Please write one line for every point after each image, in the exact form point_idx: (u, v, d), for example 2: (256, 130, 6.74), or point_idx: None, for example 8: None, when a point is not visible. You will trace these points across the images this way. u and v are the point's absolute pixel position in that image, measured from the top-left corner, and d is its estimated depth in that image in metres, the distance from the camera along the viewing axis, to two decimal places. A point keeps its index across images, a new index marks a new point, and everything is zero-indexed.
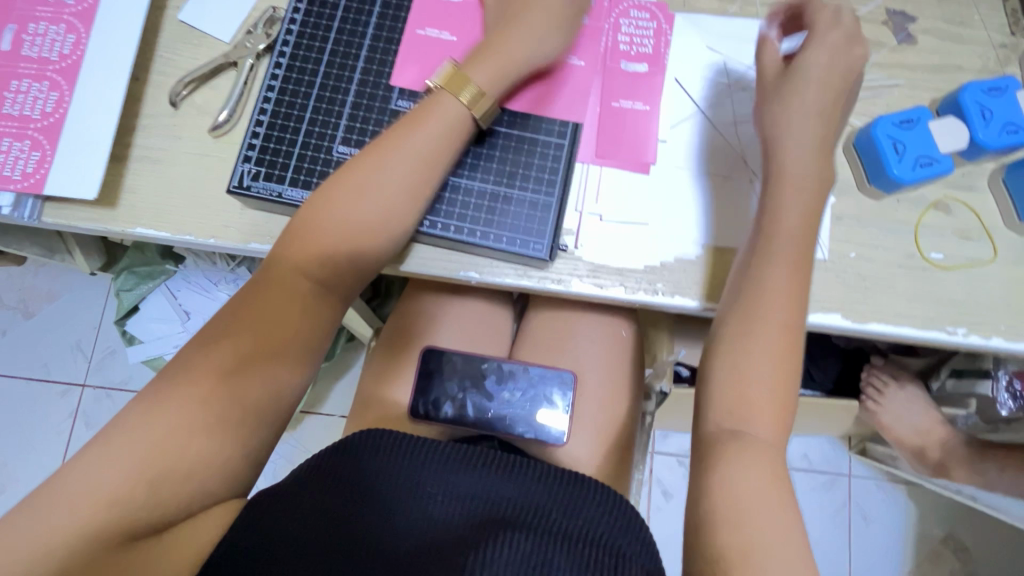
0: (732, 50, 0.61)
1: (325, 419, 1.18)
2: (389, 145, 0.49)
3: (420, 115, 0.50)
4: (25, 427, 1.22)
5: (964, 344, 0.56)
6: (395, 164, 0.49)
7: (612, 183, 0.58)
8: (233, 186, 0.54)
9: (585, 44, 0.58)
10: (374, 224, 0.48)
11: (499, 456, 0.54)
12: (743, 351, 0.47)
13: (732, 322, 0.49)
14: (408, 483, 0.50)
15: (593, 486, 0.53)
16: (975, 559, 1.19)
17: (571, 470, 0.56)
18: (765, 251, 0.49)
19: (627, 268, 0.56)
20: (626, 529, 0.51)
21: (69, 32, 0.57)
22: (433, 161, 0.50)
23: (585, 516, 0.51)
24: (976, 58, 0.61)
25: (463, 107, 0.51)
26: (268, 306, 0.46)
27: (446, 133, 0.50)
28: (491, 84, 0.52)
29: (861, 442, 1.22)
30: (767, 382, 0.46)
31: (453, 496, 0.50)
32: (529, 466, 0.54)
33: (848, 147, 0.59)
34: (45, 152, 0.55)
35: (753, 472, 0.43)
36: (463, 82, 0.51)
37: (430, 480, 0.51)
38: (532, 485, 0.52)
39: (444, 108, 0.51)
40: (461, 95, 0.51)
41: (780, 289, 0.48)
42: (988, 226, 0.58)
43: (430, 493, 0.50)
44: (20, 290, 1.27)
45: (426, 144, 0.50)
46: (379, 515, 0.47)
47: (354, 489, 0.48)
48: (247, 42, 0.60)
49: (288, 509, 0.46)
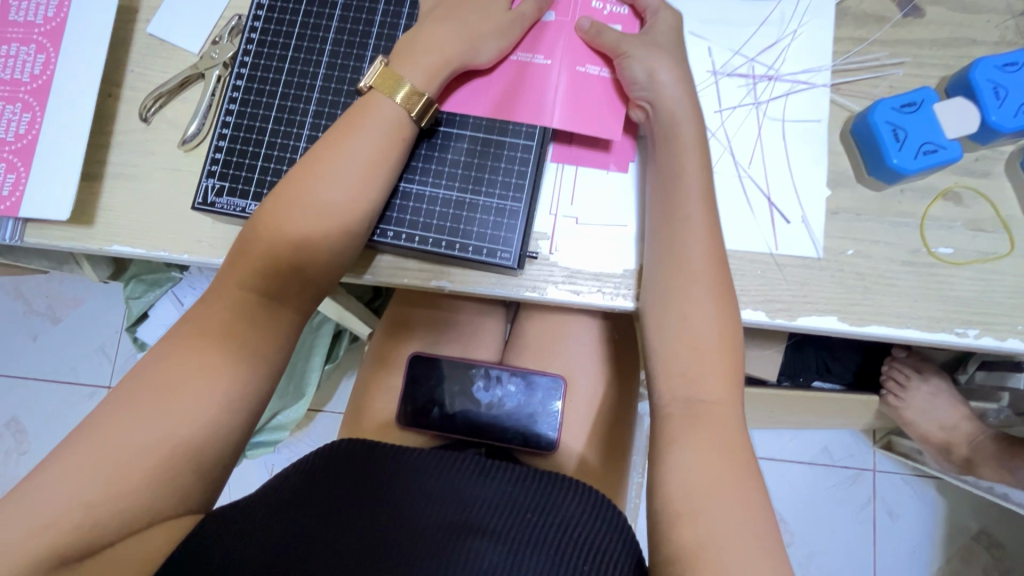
0: (721, 33, 0.57)
1: (333, 417, 1.19)
2: (332, 153, 0.48)
3: (362, 118, 0.49)
4: (57, 428, 1.27)
5: (975, 347, 0.52)
6: (341, 178, 0.47)
7: (587, 185, 0.55)
8: (198, 202, 0.54)
9: (549, 38, 0.54)
10: (319, 233, 0.47)
11: (476, 460, 0.51)
12: (675, 363, 0.46)
13: (663, 339, 0.47)
14: (380, 489, 0.47)
15: (570, 482, 0.50)
16: (1011, 557, 1.12)
17: (549, 470, 0.51)
18: (682, 268, 0.47)
19: (605, 274, 0.54)
20: (609, 527, 0.47)
21: (39, 52, 0.57)
22: (376, 172, 0.48)
23: (564, 517, 0.46)
24: (992, 29, 0.56)
25: (399, 110, 0.49)
26: (218, 323, 0.45)
27: (383, 140, 0.49)
28: (428, 84, 0.50)
29: (886, 436, 1.14)
30: (699, 359, 0.46)
31: (419, 505, 0.46)
32: (502, 469, 0.50)
33: (846, 135, 0.55)
34: (19, 174, 0.55)
35: (718, 488, 0.42)
36: (395, 83, 0.49)
37: (394, 488, 0.47)
38: (510, 486, 0.49)
39: (385, 110, 0.49)
40: (394, 96, 0.49)
41: (695, 250, 0.47)
42: (1005, 215, 0.53)
43: (403, 501, 0.46)
44: (47, 296, 1.32)
45: (371, 148, 0.48)
46: (349, 526, 0.43)
47: (321, 500, 0.45)
48: (214, 52, 0.59)
49: (251, 522, 0.42)
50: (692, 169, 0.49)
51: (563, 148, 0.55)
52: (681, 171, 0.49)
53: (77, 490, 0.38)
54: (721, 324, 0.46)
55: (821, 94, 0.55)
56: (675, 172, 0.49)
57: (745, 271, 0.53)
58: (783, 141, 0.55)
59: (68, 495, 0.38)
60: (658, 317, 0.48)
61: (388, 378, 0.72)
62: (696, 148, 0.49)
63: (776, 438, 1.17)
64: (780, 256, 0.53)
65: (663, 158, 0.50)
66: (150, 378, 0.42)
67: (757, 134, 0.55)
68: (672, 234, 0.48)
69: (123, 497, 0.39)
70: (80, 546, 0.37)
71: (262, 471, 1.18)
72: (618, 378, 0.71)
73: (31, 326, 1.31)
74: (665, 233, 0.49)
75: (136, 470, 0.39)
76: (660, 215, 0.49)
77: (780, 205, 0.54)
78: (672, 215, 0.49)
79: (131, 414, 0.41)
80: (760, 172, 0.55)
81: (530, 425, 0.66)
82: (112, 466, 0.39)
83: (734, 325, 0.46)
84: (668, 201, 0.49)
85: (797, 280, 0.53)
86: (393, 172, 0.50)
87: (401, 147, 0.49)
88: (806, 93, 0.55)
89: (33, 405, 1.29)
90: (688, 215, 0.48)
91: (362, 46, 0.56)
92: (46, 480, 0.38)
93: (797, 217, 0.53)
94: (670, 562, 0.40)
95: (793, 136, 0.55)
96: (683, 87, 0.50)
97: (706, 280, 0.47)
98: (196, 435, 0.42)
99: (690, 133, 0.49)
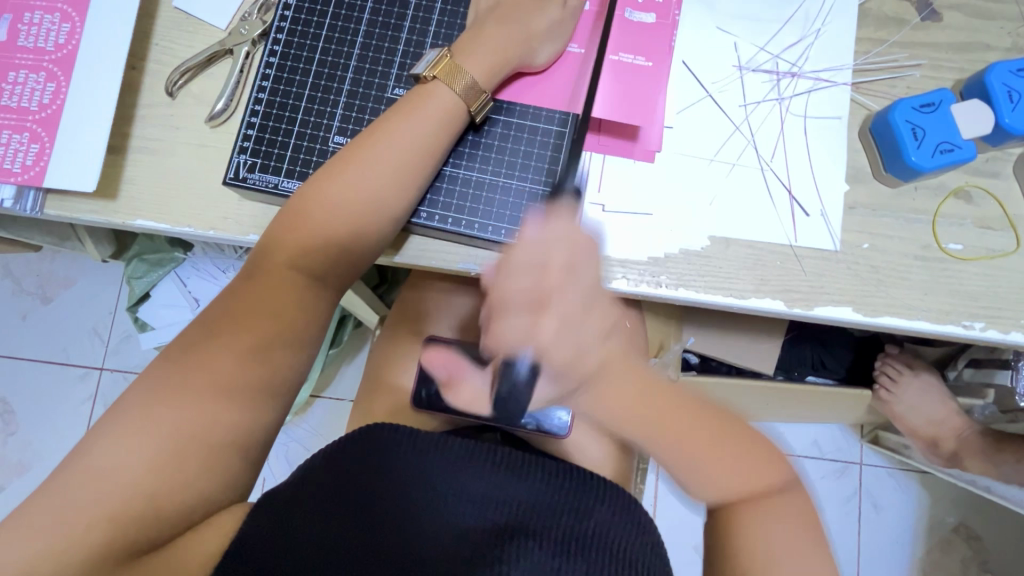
0: (747, 29, 0.59)
1: (335, 402, 1.19)
2: (388, 138, 0.49)
3: (415, 105, 0.50)
4: (49, 409, 1.25)
5: (980, 339, 0.54)
6: (393, 164, 0.49)
7: (615, 172, 0.56)
8: (229, 177, 0.55)
9: (586, 28, 0.56)
10: (370, 219, 0.48)
11: (509, 453, 0.51)
12: None
13: None
14: (414, 481, 0.47)
15: (601, 485, 0.50)
16: (989, 547, 1.17)
17: (581, 468, 0.52)
18: None
19: (630, 260, 0.55)
20: (640, 530, 0.48)
21: (63, 21, 0.56)
22: (423, 160, 0.50)
23: (598, 519, 0.47)
24: (1005, 35, 0.58)
25: (457, 100, 0.51)
26: (261, 300, 0.45)
27: (438, 130, 0.50)
28: (487, 80, 0.52)
29: (873, 430, 1.19)
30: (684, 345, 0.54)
31: (458, 499, 0.46)
32: (537, 465, 0.50)
33: (865, 132, 0.56)
34: (43, 144, 0.55)
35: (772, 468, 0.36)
36: (455, 73, 0.51)
37: (432, 482, 0.47)
38: (542, 482, 0.49)
39: (436, 98, 0.51)
40: (454, 86, 0.51)
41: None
42: (1011, 215, 0.56)
43: (437, 495, 0.46)
44: (38, 275, 1.29)
45: (420, 135, 0.49)
46: (389, 520, 0.44)
47: (357, 493, 0.45)
48: (242, 28, 0.59)
49: (290, 516, 0.42)
50: None
51: (592, 137, 0.56)
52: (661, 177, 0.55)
53: (125, 460, 0.39)
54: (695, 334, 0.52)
55: (842, 92, 0.57)
56: None
57: (765, 260, 0.55)
58: (805, 137, 0.57)
59: (116, 464, 0.38)
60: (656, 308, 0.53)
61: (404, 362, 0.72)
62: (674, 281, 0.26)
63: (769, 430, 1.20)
64: (799, 248, 0.55)
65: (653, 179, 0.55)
66: (192, 352, 0.43)
67: (780, 129, 0.57)
68: None
69: (167, 468, 0.40)
70: (124, 512, 0.38)
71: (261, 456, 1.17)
72: (626, 363, 0.71)
73: (22, 306, 1.29)
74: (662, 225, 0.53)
75: (177, 441, 0.40)
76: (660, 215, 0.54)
77: (800, 197, 0.56)
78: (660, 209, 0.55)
79: (173, 387, 0.41)
80: (782, 166, 0.56)
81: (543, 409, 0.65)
82: (157, 438, 0.40)
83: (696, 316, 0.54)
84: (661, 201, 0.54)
85: (814, 271, 0.55)
86: (440, 161, 0.51)
87: (450, 134, 0.51)
88: (827, 90, 0.57)
89: (23, 385, 1.26)
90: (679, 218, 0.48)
91: (397, 28, 0.56)
92: (93, 449, 0.39)
93: (816, 210, 0.55)
94: None
95: (815, 132, 0.57)
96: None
97: None
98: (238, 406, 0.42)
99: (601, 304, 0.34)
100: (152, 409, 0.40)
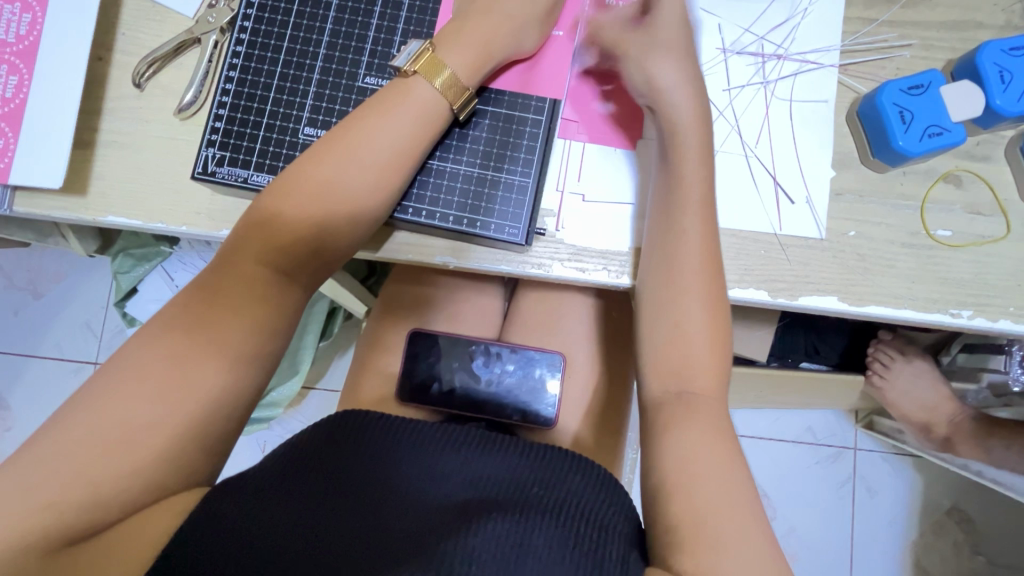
0: (733, 10, 0.57)
1: (327, 394, 1.19)
2: (360, 129, 0.47)
3: (386, 96, 0.49)
4: (44, 403, 1.25)
5: (967, 328, 0.53)
6: (366, 157, 0.47)
7: (595, 162, 0.55)
8: (198, 172, 0.54)
9: (570, 15, 0.56)
10: (345, 214, 0.47)
11: (477, 432, 0.53)
12: (683, 305, 0.47)
13: (656, 268, 0.49)
14: (386, 464, 0.49)
15: (572, 458, 0.52)
16: (983, 532, 1.17)
17: (552, 446, 0.54)
18: (676, 201, 0.49)
19: (611, 251, 0.54)
20: (612, 500, 0.49)
21: (24, 11, 0.54)
22: (401, 157, 0.48)
23: (567, 489, 0.48)
24: (999, 13, 0.56)
25: (439, 98, 0.49)
26: (231, 298, 0.45)
27: (413, 120, 0.48)
28: (470, 78, 0.50)
29: (868, 415, 1.18)
30: (686, 356, 0.47)
31: (428, 479, 0.48)
32: (507, 443, 0.52)
33: (852, 116, 0.55)
34: (8, 139, 0.53)
35: (704, 452, 0.43)
36: (437, 69, 0.49)
37: (403, 464, 0.49)
38: (515, 460, 0.51)
39: (411, 90, 0.49)
40: (435, 82, 0.49)
41: (695, 252, 0.48)
42: (1002, 200, 0.54)
43: (408, 477, 0.48)
44: (29, 270, 1.28)
45: (393, 125, 0.48)
46: (356, 503, 0.45)
47: (327, 480, 0.46)
48: (210, 16, 0.57)
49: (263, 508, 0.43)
50: (691, 178, 0.49)
51: (574, 126, 0.56)
52: (677, 154, 0.49)
53: (89, 461, 0.38)
54: (711, 318, 0.47)
55: (828, 75, 0.55)
56: (672, 163, 0.49)
57: (748, 250, 0.53)
58: (789, 122, 0.55)
59: (79, 464, 0.38)
60: (653, 300, 0.49)
61: (385, 356, 0.69)
62: (702, 212, 0.48)
63: (760, 417, 1.20)
64: (784, 236, 0.53)
65: (664, 165, 0.50)
66: (158, 351, 0.42)
67: (764, 114, 0.55)
68: (667, 246, 0.49)
69: (133, 467, 0.39)
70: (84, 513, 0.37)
71: (255, 448, 1.17)
72: (613, 356, 0.68)
73: (13, 301, 1.28)
74: (668, 206, 0.49)
75: (140, 439, 0.40)
76: (666, 186, 0.50)
77: (785, 184, 0.54)
78: (675, 178, 0.49)
79: (139, 386, 0.41)
80: (766, 152, 0.55)
81: (528, 399, 0.64)
82: (122, 439, 0.39)
83: (722, 308, 0.48)
84: (669, 182, 0.50)
85: (799, 259, 0.53)
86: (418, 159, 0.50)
87: (432, 131, 0.49)
88: (814, 73, 0.55)
89: (17, 381, 1.26)
90: (689, 212, 0.48)
91: (367, 14, 0.55)
92: (55, 449, 0.38)
93: (801, 197, 0.54)
94: (669, 536, 0.42)
95: (800, 116, 0.55)
96: (669, 80, 0.50)
97: (697, 282, 0.47)
98: (203, 405, 0.42)
99: (694, 200, 0.49)
100: (112, 408, 0.40)
